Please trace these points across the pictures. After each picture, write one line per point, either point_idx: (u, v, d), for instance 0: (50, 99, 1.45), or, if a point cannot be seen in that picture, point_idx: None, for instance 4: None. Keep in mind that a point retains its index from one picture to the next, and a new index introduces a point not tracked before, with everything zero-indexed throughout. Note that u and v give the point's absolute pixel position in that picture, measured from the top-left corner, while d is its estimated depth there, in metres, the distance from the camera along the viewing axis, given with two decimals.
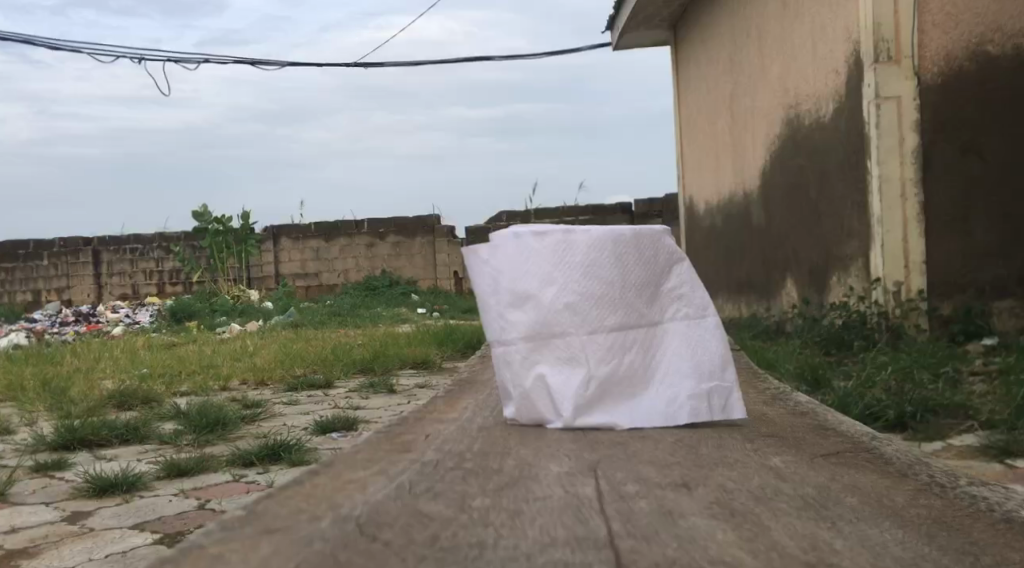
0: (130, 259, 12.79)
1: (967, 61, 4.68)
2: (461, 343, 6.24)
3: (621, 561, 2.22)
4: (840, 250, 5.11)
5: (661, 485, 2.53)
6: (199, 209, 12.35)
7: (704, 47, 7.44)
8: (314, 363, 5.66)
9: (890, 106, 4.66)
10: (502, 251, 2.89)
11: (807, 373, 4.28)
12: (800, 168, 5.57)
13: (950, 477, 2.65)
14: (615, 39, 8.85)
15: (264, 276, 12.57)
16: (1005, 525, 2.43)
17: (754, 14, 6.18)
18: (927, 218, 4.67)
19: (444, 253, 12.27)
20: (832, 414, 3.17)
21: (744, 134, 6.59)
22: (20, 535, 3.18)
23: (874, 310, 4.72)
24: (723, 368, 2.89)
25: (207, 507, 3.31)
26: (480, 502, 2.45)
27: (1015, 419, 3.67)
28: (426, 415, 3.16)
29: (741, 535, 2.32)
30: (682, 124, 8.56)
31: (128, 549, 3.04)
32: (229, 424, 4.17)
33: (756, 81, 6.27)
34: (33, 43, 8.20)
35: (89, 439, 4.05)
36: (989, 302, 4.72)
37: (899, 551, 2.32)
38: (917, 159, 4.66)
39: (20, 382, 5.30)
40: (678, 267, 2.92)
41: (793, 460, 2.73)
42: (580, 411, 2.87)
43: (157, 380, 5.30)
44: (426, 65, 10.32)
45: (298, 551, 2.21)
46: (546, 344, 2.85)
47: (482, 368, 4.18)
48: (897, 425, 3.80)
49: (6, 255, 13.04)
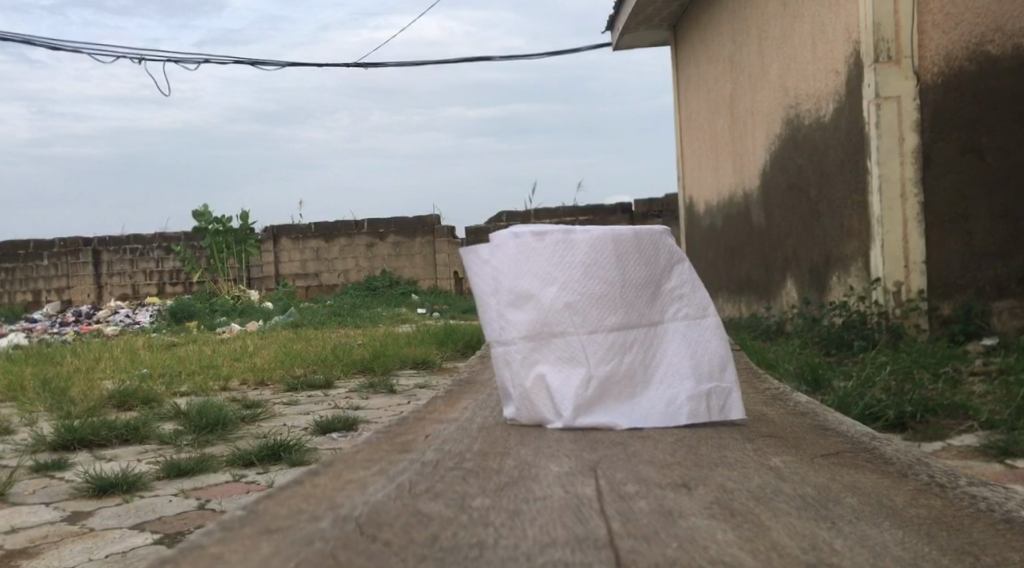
0: (130, 259, 12.79)
1: (967, 61, 4.68)
2: (460, 343, 6.25)
3: (621, 561, 2.22)
4: (840, 250, 5.11)
5: (661, 485, 2.53)
6: (200, 209, 12.36)
7: (705, 47, 7.44)
8: (314, 363, 5.65)
9: (890, 106, 4.66)
10: (502, 250, 2.88)
11: (807, 373, 4.28)
12: (801, 168, 5.58)
13: (949, 477, 2.65)
14: (615, 39, 8.87)
15: (264, 277, 12.57)
16: (1005, 526, 2.44)
17: (754, 13, 6.17)
18: (927, 217, 4.68)
19: (444, 253, 12.25)
20: (832, 414, 3.17)
21: (744, 133, 6.59)
22: (20, 536, 3.18)
23: (874, 310, 4.73)
24: (723, 369, 2.91)
25: (207, 507, 3.32)
26: (480, 502, 2.45)
27: (1015, 420, 3.68)
28: (426, 415, 3.16)
29: (741, 535, 2.32)
30: (682, 124, 8.57)
31: (129, 549, 3.04)
32: (229, 424, 4.18)
33: (755, 79, 6.27)
34: (33, 43, 8.28)
35: (89, 439, 4.06)
36: (989, 302, 4.71)
37: (899, 552, 2.32)
38: (917, 159, 4.67)
39: (22, 381, 5.32)
40: (678, 268, 2.93)
41: (793, 460, 2.73)
42: (580, 411, 2.87)
43: (158, 380, 5.30)
44: (429, 65, 10.99)
45: (298, 550, 2.19)
46: (546, 344, 2.84)
47: (482, 367, 4.18)
48: (897, 425, 3.81)
49: (7, 256, 13.10)
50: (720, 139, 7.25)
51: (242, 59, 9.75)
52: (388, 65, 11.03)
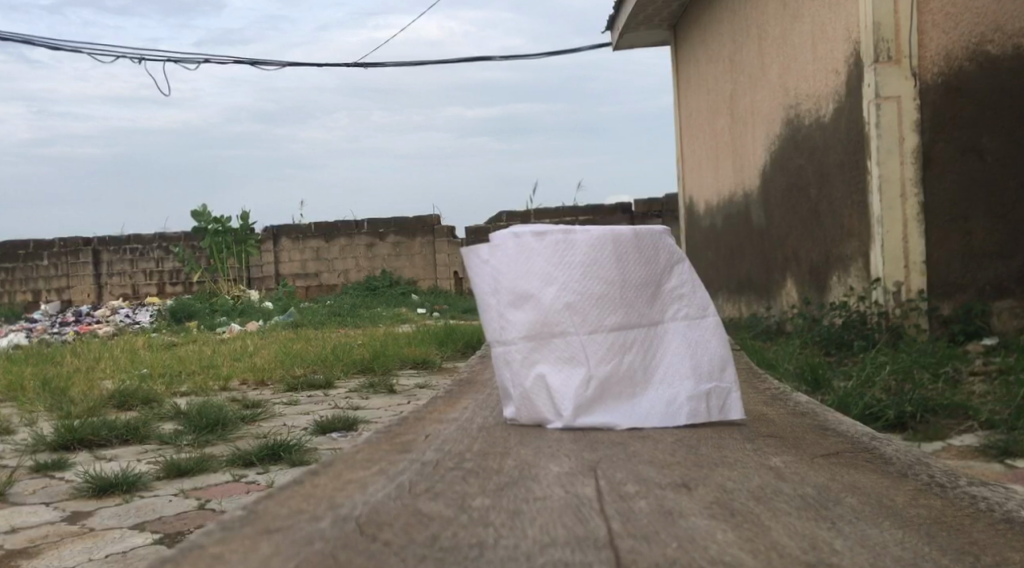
0: (130, 259, 12.78)
1: (967, 61, 4.68)
2: (461, 343, 6.25)
3: (621, 561, 2.22)
4: (840, 249, 5.11)
5: (661, 485, 2.53)
6: (199, 208, 12.35)
7: (705, 46, 7.44)
8: (314, 363, 5.65)
9: (890, 105, 4.66)
10: (502, 250, 2.88)
11: (807, 373, 4.28)
12: (801, 168, 5.58)
13: (949, 477, 2.65)
14: (614, 39, 8.87)
15: (264, 276, 12.57)
16: (1005, 526, 2.44)
17: (754, 12, 6.16)
18: (928, 217, 4.67)
19: (444, 253, 12.25)
20: (832, 414, 3.17)
21: (744, 132, 6.59)
22: (20, 536, 3.18)
23: (874, 310, 4.73)
24: (722, 369, 2.91)
25: (207, 506, 3.32)
26: (480, 502, 2.45)
27: (1016, 420, 3.68)
28: (426, 415, 3.16)
29: (741, 535, 2.32)
30: (682, 123, 8.57)
31: (129, 548, 3.04)
32: (229, 425, 4.18)
33: (755, 79, 6.27)
34: (33, 42, 8.28)
35: (89, 439, 4.06)
36: (989, 302, 4.71)
37: (899, 551, 2.32)
38: (917, 159, 4.67)
39: (23, 381, 5.31)
40: (678, 267, 2.93)
41: (793, 460, 2.73)
42: (580, 411, 2.87)
43: (158, 380, 5.31)
44: (429, 65, 10.87)
45: (298, 551, 2.19)
46: (546, 344, 2.84)
47: (482, 367, 4.18)
48: (897, 426, 3.81)
49: (7, 256, 13.11)
50: (720, 139, 7.25)
51: (243, 60, 9.75)
52: (387, 65, 11.04)
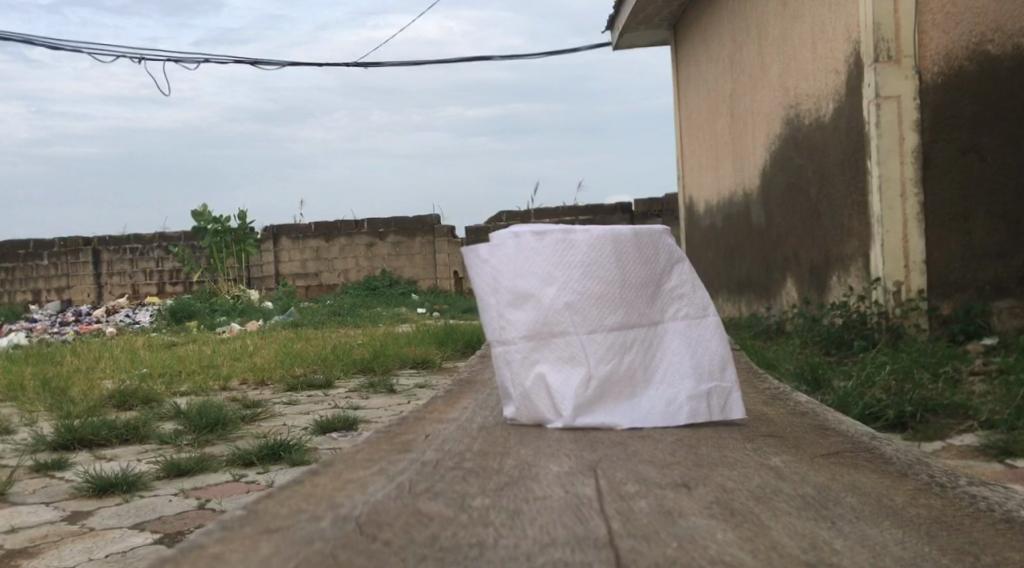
0: (130, 259, 12.78)
1: (967, 61, 4.68)
2: (461, 342, 6.25)
3: (621, 561, 2.22)
4: (840, 249, 5.11)
5: (661, 485, 2.53)
6: (199, 209, 12.35)
7: (705, 46, 7.44)
8: (314, 363, 5.66)
9: (890, 105, 4.66)
10: (502, 250, 2.88)
11: (807, 373, 4.28)
12: (800, 168, 5.58)
13: (949, 477, 2.65)
14: (614, 39, 8.90)
15: (264, 276, 12.56)
16: (1005, 526, 2.44)
17: (754, 12, 6.16)
18: (928, 217, 4.68)
19: (444, 253, 12.26)
20: (832, 414, 3.16)
21: (744, 132, 6.60)
22: (20, 535, 3.18)
23: (874, 310, 4.73)
24: (723, 369, 2.91)
25: (207, 506, 3.32)
26: (480, 502, 2.45)
27: (1015, 419, 3.68)
28: (426, 415, 3.16)
29: (740, 535, 2.32)
30: (682, 123, 8.57)
31: (128, 548, 3.04)
32: (229, 424, 4.17)
33: (756, 78, 6.27)
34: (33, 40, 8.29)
35: (89, 439, 4.05)
36: (989, 301, 4.71)
37: (899, 551, 2.32)
38: (917, 159, 4.67)
39: (24, 381, 5.31)
40: (678, 267, 2.93)
41: (792, 460, 2.73)
42: (580, 410, 2.87)
43: (158, 379, 5.31)
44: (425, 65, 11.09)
45: (298, 551, 2.19)
46: (546, 344, 2.84)
47: (482, 367, 4.17)
48: (897, 425, 3.81)
49: (7, 256, 13.10)
50: (720, 139, 7.26)
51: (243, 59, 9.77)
52: (387, 65, 11.07)
